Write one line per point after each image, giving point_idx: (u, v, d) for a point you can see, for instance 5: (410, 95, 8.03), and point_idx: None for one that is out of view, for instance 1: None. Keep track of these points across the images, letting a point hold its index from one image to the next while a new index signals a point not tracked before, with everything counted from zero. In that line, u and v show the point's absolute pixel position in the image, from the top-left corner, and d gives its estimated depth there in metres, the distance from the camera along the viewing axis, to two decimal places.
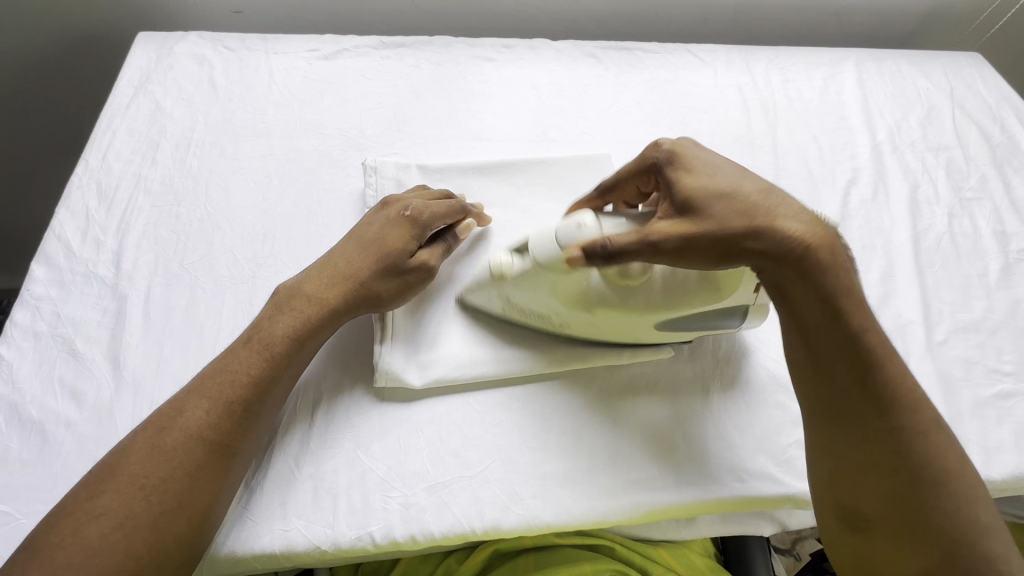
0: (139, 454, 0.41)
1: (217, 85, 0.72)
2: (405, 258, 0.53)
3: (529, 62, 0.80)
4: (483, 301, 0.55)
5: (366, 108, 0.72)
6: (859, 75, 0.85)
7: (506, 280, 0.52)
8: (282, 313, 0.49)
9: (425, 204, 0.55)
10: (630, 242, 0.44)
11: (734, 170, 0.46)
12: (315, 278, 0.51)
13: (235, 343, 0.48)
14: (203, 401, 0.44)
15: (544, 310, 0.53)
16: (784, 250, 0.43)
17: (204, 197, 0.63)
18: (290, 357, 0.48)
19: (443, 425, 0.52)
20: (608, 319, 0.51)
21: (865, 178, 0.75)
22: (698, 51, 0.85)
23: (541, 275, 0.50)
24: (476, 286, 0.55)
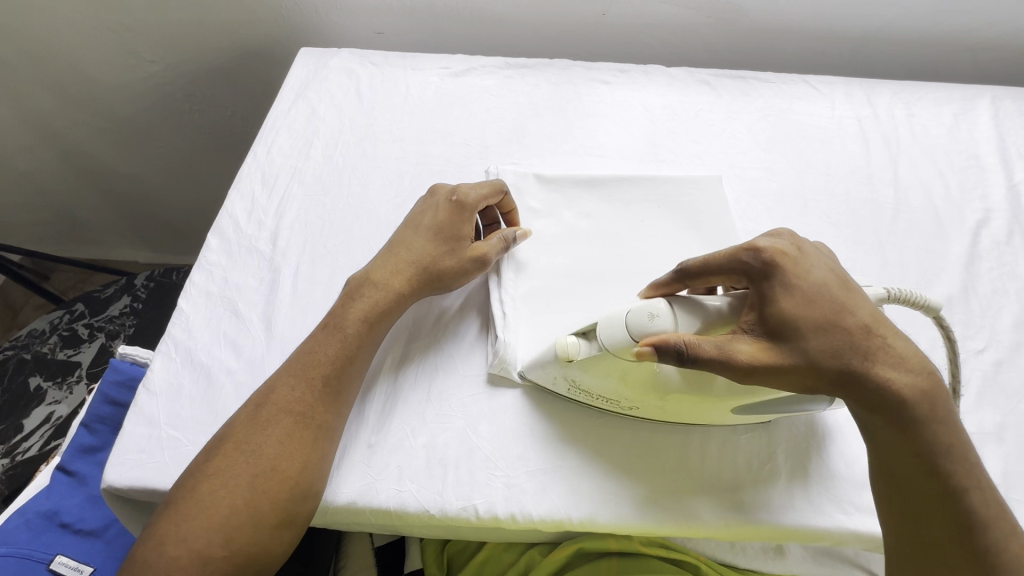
0: (241, 424, 0.49)
1: (362, 95, 0.82)
2: (459, 243, 0.59)
3: (642, 86, 0.84)
4: (545, 380, 0.54)
5: (489, 121, 0.79)
6: (994, 113, 0.81)
7: (571, 364, 0.51)
8: (354, 301, 0.55)
9: (470, 189, 0.61)
10: (702, 356, 0.43)
11: (838, 297, 0.46)
12: (384, 267, 0.57)
13: (316, 329, 0.54)
14: (289, 381, 0.51)
15: (613, 394, 0.52)
16: (876, 401, 0.43)
17: (347, 190, 0.71)
18: (361, 334, 0.53)
19: (543, 415, 0.55)
20: (678, 404, 0.50)
21: (999, 220, 0.71)
22: (816, 82, 0.85)
23: (613, 361, 0.49)
24: (538, 366, 0.53)
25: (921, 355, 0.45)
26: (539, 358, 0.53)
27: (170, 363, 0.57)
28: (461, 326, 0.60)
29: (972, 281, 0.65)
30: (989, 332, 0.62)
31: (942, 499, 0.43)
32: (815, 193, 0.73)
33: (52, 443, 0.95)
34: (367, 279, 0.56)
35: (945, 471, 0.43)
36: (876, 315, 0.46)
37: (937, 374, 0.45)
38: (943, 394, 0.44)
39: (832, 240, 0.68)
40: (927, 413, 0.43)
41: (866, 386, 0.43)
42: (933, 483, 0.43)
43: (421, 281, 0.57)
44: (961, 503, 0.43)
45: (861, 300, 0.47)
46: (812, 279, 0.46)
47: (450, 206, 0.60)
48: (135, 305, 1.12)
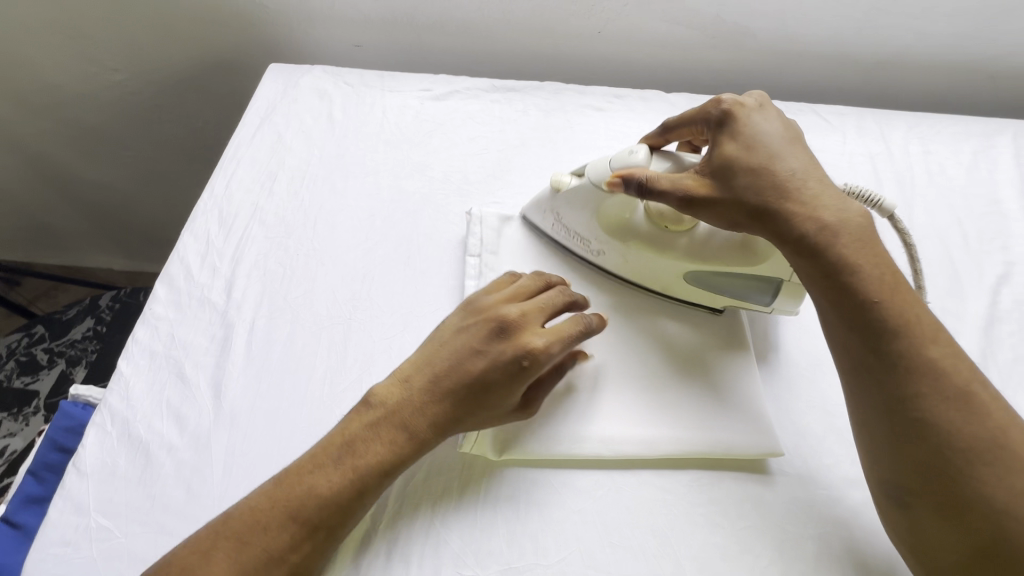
0: (217, 565, 0.41)
1: (334, 120, 0.75)
2: (504, 398, 0.48)
3: (639, 114, 0.78)
4: (539, 218, 0.63)
5: (472, 152, 0.73)
6: (1016, 152, 0.76)
7: (561, 195, 0.60)
8: (375, 441, 0.46)
9: (547, 342, 0.48)
10: (658, 185, 0.50)
11: (775, 146, 0.51)
12: (429, 413, 0.47)
13: (326, 458, 0.45)
14: (288, 524, 0.42)
15: (586, 232, 0.59)
16: (791, 226, 0.47)
17: (313, 232, 0.65)
18: (373, 486, 0.45)
19: (522, 503, 0.50)
20: (640, 256, 0.57)
21: (1021, 276, 0.65)
22: (826, 113, 0.79)
23: (594, 194, 0.57)
24: (536, 204, 0.63)
25: (845, 200, 0.49)
26: (541, 197, 0.62)
27: (105, 439, 0.51)
28: None
29: (991, 345, 0.60)
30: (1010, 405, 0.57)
31: (846, 316, 0.45)
32: None
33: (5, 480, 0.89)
34: (396, 413, 0.47)
35: (854, 288, 0.45)
36: (813, 167, 0.50)
37: (857, 214, 0.48)
38: (855, 228, 0.47)
39: None
40: (832, 238, 0.46)
41: (778, 216, 0.48)
42: (837, 302, 0.46)
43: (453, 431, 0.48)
44: (872, 322, 0.44)
45: (801, 153, 0.51)
46: (757, 128, 0.52)
47: (517, 368, 0.47)
48: (99, 329, 1.06)
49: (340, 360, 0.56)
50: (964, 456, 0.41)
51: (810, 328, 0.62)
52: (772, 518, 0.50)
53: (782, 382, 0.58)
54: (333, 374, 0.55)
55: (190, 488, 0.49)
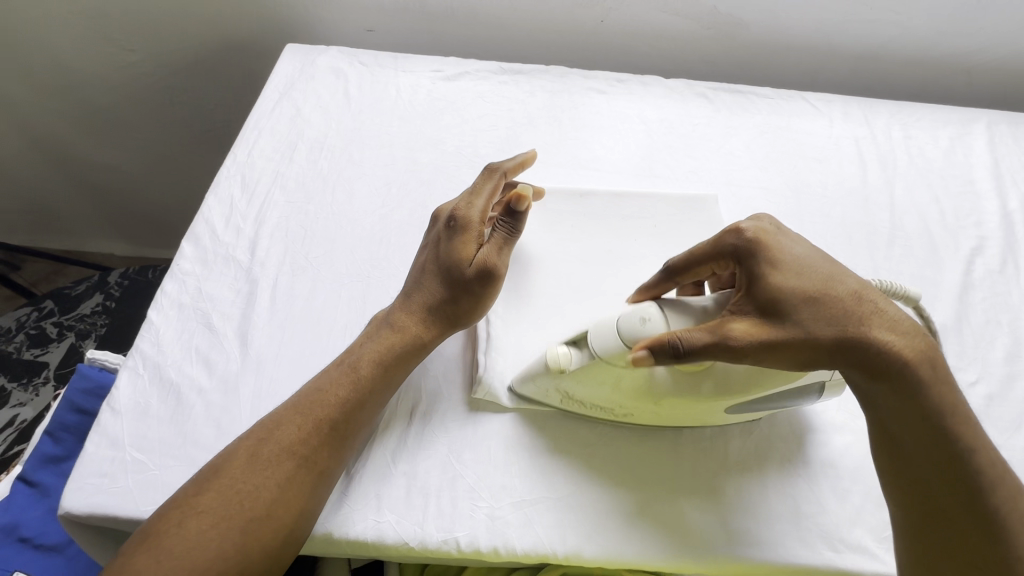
0: (239, 459, 0.46)
1: (350, 96, 0.78)
2: (462, 262, 0.54)
3: (640, 97, 0.82)
4: (536, 393, 0.53)
5: (482, 129, 0.76)
6: (990, 138, 0.81)
7: (562, 374, 0.50)
8: (369, 342, 0.53)
9: (468, 202, 0.56)
10: (699, 343, 0.43)
11: (824, 269, 0.46)
12: (403, 311, 0.54)
13: (329, 366, 0.52)
14: (296, 419, 0.48)
15: (607, 403, 0.52)
16: (876, 361, 0.43)
17: (332, 198, 0.68)
18: (371, 378, 0.51)
19: (532, 444, 0.53)
20: (674, 408, 0.50)
21: (993, 249, 0.70)
22: (815, 100, 0.84)
23: (607, 369, 0.48)
24: (528, 378, 0.53)
25: (913, 321, 0.46)
26: (534, 368, 0.52)
27: (137, 381, 0.54)
28: (452, 341, 0.59)
29: (965, 310, 0.65)
30: (981, 363, 0.61)
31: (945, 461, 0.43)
32: (812, 215, 0.71)
33: (16, 448, 0.91)
34: (383, 320, 0.54)
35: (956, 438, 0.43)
36: (868, 285, 0.47)
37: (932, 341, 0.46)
38: (936, 356, 0.45)
39: None
40: (927, 386, 0.44)
41: (862, 349, 0.43)
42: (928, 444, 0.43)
43: (438, 314, 0.54)
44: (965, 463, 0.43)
45: (848, 272, 0.47)
46: (797, 253, 0.47)
47: (458, 230, 0.55)
48: (108, 304, 1.07)
49: (360, 313, 0.59)
50: None
51: None
52: (766, 461, 0.53)
53: None
54: (354, 325, 0.59)
55: (220, 426, 0.52)
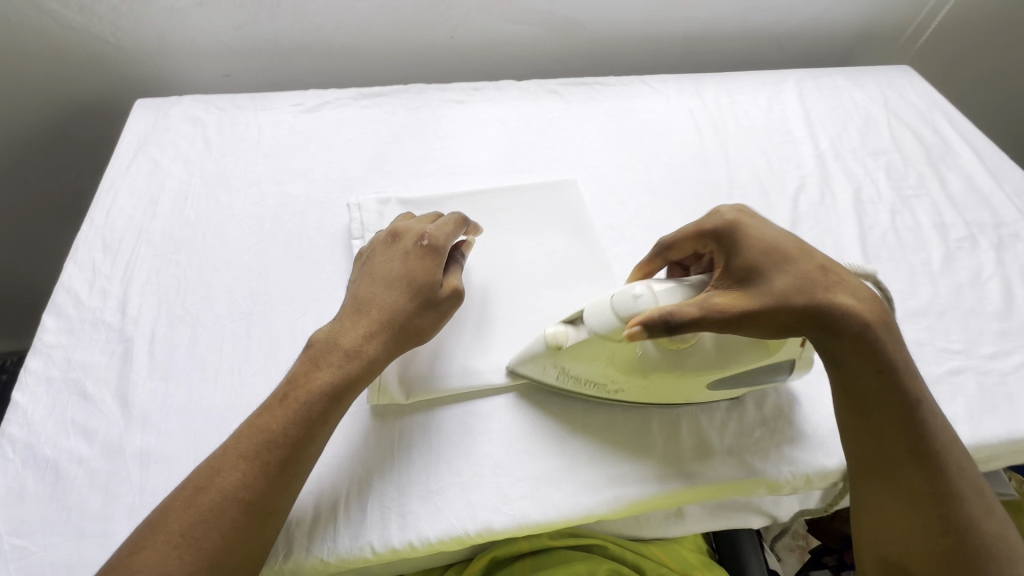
0: (180, 511, 0.43)
1: (211, 142, 0.78)
2: (433, 284, 0.56)
3: (497, 102, 0.88)
4: (535, 372, 0.57)
5: (349, 153, 0.79)
6: (799, 92, 0.94)
7: (562, 351, 0.53)
8: (317, 371, 0.51)
9: (432, 236, 0.58)
10: (688, 317, 0.45)
11: (792, 247, 0.50)
12: (356, 333, 0.53)
13: (273, 401, 0.49)
14: (241, 462, 0.46)
15: (599, 378, 0.55)
16: (842, 322, 0.47)
17: (202, 243, 0.68)
18: (330, 408, 0.50)
19: (433, 436, 0.55)
20: (660, 381, 0.54)
21: (813, 184, 0.81)
22: (652, 82, 0.93)
23: (598, 344, 0.51)
24: (528, 358, 0.56)
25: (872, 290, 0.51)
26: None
27: (9, 467, 0.51)
28: None
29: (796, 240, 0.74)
30: None
31: (894, 411, 0.48)
32: (662, 182, 0.79)
33: None
34: (329, 347, 0.52)
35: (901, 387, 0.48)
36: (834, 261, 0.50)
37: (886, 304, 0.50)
38: (888, 319, 0.49)
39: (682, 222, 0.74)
40: (881, 332, 0.48)
41: (832, 315, 0.47)
42: (883, 395, 0.48)
43: (390, 342, 0.53)
44: (914, 422, 0.48)
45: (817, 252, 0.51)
46: (767, 231, 0.51)
47: (423, 261, 0.56)
48: None
49: (247, 351, 0.60)
50: (974, 548, 0.46)
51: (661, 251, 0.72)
52: (648, 404, 0.59)
53: None
54: (241, 364, 0.59)
55: (108, 490, 0.50)
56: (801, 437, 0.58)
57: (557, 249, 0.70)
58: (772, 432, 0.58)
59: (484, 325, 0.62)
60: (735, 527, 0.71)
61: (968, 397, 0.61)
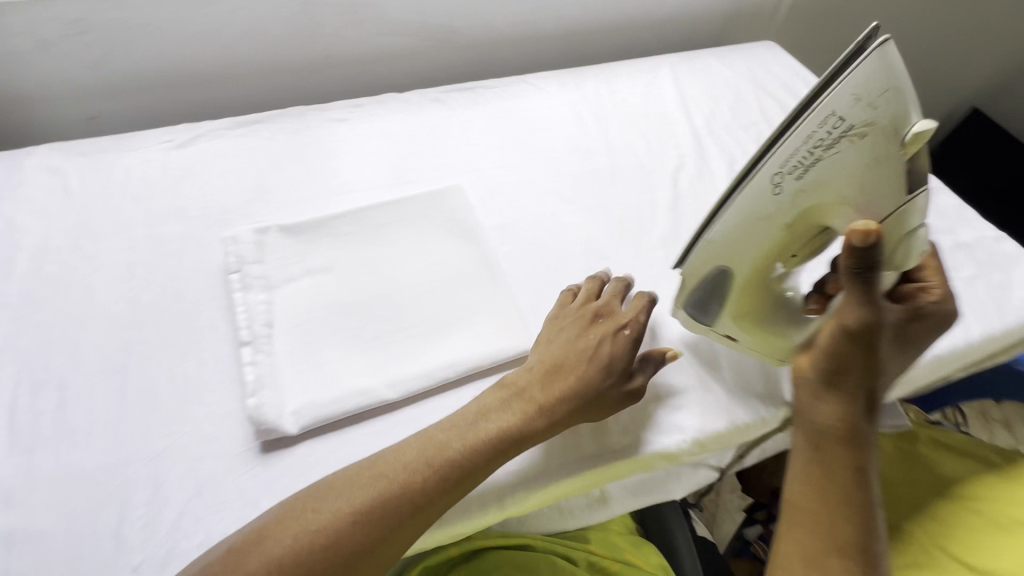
0: (284, 526, 0.45)
1: (71, 191, 0.74)
2: (623, 361, 0.57)
3: (379, 116, 0.87)
4: (874, 79, 0.43)
5: (226, 185, 0.76)
6: (674, 76, 0.98)
7: (865, 140, 0.45)
8: (506, 411, 0.53)
9: (636, 313, 0.59)
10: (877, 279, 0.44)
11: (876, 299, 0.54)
12: (546, 388, 0.54)
13: (452, 424, 0.52)
14: (391, 478, 0.48)
15: (827, 166, 0.46)
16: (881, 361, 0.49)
17: (67, 299, 0.64)
18: (501, 454, 0.51)
19: (328, 463, 0.54)
20: (762, 239, 0.50)
21: (690, 162, 0.85)
22: (534, 80, 0.95)
23: (874, 172, 0.46)
24: (881, 87, 0.44)
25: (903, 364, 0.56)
26: (891, 94, 0.44)
27: None
28: (226, 399, 0.57)
29: (678, 217, 0.77)
30: None
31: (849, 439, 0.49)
32: (547, 176, 0.81)
33: None
34: (528, 389, 0.54)
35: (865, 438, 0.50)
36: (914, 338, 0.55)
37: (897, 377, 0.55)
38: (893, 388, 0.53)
39: (569, 213, 0.76)
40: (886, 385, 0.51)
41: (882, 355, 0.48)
42: (854, 425, 0.49)
43: (587, 403, 0.55)
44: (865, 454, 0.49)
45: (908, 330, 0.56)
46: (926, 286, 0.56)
47: (627, 337, 0.58)
48: None
49: (121, 407, 0.56)
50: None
51: (550, 244, 0.73)
52: None
53: (534, 290, 0.69)
54: (116, 421, 0.55)
55: None
56: (691, 405, 0.60)
57: (446, 254, 0.69)
58: (665, 404, 0.60)
59: (374, 343, 0.61)
60: (660, 500, 0.72)
61: None
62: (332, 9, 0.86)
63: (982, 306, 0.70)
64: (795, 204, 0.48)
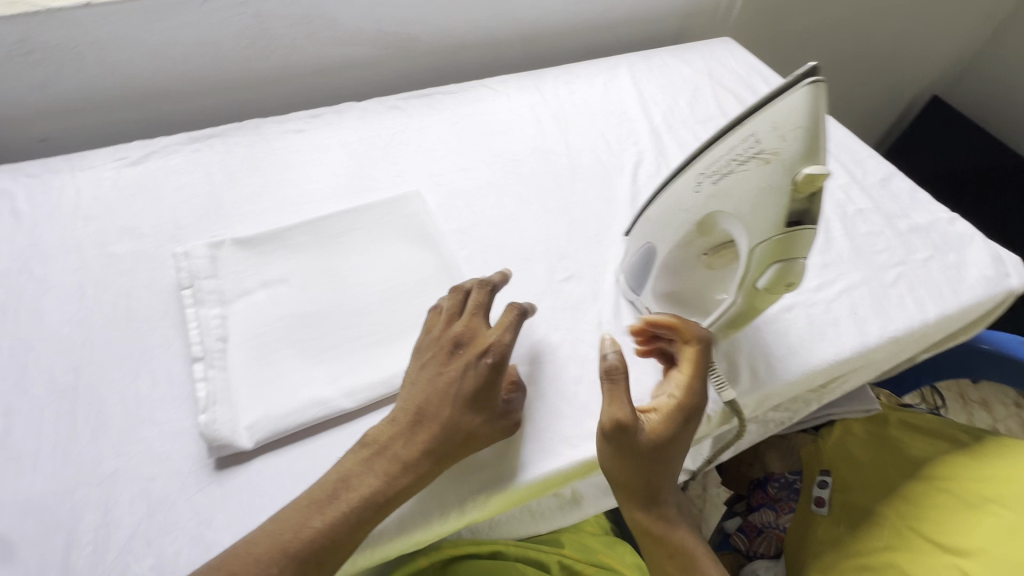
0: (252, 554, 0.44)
1: (20, 213, 0.72)
2: (483, 402, 0.53)
3: (336, 125, 0.86)
4: (791, 111, 0.41)
5: (180, 200, 0.75)
6: (632, 74, 0.99)
7: (764, 168, 0.43)
8: (367, 476, 0.49)
9: (499, 333, 0.54)
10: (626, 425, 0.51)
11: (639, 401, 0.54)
12: (407, 443, 0.50)
13: (324, 492, 0.48)
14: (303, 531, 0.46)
15: (730, 182, 0.46)
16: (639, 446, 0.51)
17: (14, 323, 0.62)
18: (364, 523, 0.47)
19: (285, 477, 0.53)
20: (674, 228, 0.53)
21: (649, 158, 0.85)
22: (492, 84, 0.95)
23: (758, 200, 0.44)
24: (796, 120, 0.41)
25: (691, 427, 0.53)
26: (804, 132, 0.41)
27: None
28: (181, 417, 0.56)
29: (637, 213, 0.78)
30: None
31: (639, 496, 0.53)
32: (507, 178, 0.81)
33: None
34: (388, 446, 0.50)
35: (662, 492, 0.54)
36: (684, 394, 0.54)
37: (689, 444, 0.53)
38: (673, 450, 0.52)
39: (528, 214, 0.76)
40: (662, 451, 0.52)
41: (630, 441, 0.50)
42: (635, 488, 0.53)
43: (452, 447, 0.51)
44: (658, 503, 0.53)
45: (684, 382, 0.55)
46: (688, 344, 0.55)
47: (486, 367, 0.53)
48: None
49: (69, 431, 0.55)
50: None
51: (510, 246, 0.73)
52: None
53: None
54: (63, 446, 0.54)
55: None
56: None
57: (404, 259, 0.69)
58: None
59: (332, 353, 0.61)
60: None
61: (797, 329, 0.66)
62: (284, 21, 0.86)
63: (937, 286, 0.71)
64: (698, 206, 0.49)
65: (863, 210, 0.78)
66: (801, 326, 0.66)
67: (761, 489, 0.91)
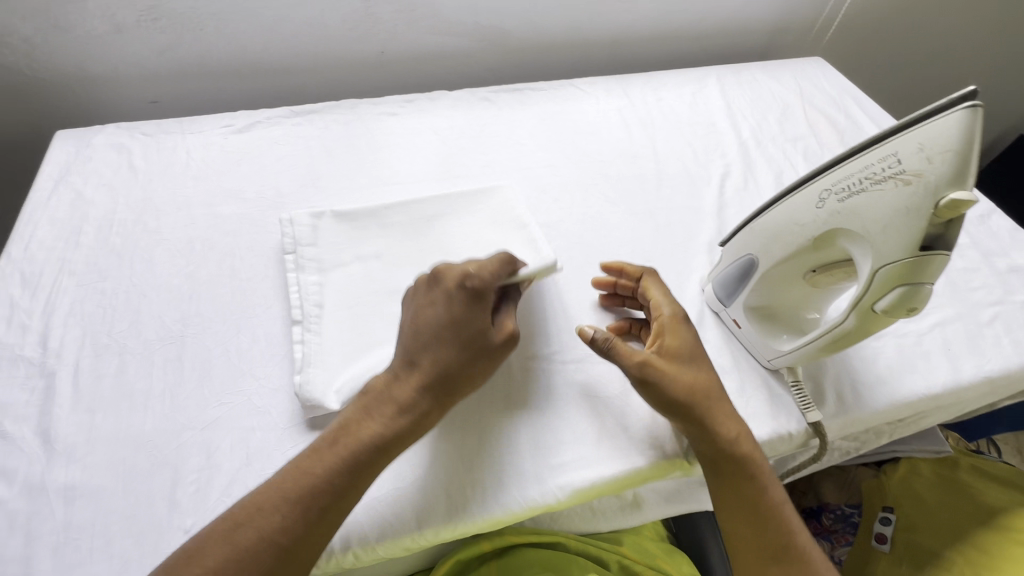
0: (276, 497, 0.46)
1: (136, 168, 0.77)
2: (465, 332, 0.52)
3: (429, 111, 0.89)
4: (942, 135, 0.42)
5: (281, 170, 0.79)
6: (721, 86, 0.98)
7: (906, 189, 0.44)
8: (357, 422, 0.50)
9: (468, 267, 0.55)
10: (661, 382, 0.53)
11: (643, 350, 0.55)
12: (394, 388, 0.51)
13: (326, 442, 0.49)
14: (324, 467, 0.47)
15: (862, 199, 0.46)
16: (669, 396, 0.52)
17: (129, 270, 0.66)
18: (369, 467, 0.48)
19: None
20: (786, 243, 0.53)
21: (736, 171, 0.85)
22: (581, 84, 0.96)
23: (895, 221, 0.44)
24: (947, 145, 0.42)
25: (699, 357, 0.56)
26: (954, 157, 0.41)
27: None
28: (278, 375, 0.59)
29: (723, 225, 0.77)
30: None
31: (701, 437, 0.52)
32: (594, 178, 0.81)
33: None
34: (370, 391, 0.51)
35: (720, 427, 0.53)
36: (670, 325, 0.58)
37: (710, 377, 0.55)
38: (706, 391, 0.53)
39: (613, 215, 0.77)
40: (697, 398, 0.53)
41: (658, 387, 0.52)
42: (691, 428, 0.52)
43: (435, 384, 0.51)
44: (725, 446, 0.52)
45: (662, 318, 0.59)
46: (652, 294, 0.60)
47: (461, 300, 0.53)
48: None
49: (177, 376, 0.58)
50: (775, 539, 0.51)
51: (596, 245, 0.73)
52: (583, 390, 0.60)
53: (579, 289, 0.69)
54: (171, 389, 0.57)
55: (29, 533, 0.49)
56: None
57: (493, 247, 0.70)
58: None
59: None
60: (693, 509, 0.71)
61: (886, 358, 0.64)
62: (391, 7, 0.88)
63: None
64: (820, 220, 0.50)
65: (960, 245, 0.76)
66: (890, 356, 0.64)
67: (816, 519, 0.88)
